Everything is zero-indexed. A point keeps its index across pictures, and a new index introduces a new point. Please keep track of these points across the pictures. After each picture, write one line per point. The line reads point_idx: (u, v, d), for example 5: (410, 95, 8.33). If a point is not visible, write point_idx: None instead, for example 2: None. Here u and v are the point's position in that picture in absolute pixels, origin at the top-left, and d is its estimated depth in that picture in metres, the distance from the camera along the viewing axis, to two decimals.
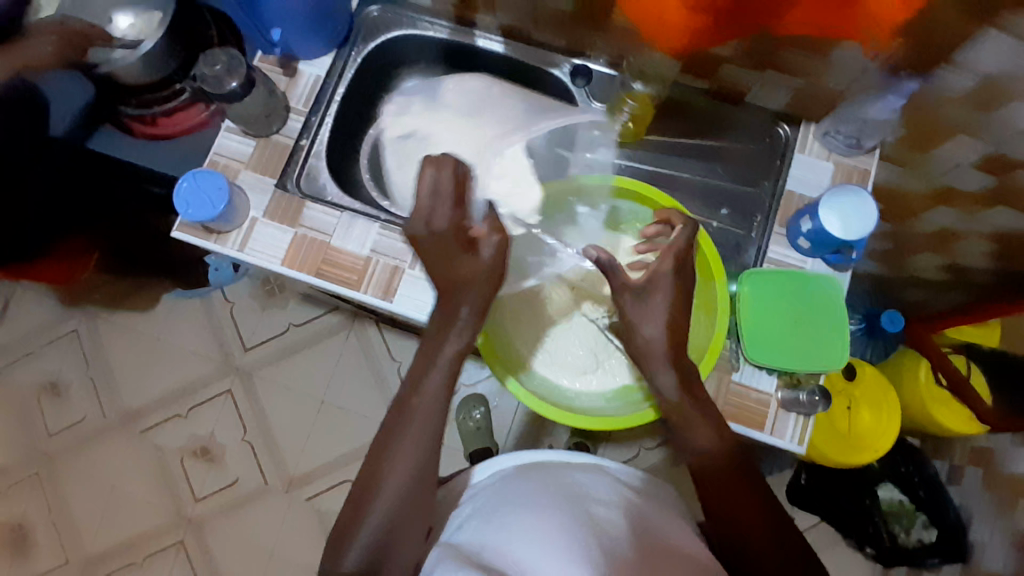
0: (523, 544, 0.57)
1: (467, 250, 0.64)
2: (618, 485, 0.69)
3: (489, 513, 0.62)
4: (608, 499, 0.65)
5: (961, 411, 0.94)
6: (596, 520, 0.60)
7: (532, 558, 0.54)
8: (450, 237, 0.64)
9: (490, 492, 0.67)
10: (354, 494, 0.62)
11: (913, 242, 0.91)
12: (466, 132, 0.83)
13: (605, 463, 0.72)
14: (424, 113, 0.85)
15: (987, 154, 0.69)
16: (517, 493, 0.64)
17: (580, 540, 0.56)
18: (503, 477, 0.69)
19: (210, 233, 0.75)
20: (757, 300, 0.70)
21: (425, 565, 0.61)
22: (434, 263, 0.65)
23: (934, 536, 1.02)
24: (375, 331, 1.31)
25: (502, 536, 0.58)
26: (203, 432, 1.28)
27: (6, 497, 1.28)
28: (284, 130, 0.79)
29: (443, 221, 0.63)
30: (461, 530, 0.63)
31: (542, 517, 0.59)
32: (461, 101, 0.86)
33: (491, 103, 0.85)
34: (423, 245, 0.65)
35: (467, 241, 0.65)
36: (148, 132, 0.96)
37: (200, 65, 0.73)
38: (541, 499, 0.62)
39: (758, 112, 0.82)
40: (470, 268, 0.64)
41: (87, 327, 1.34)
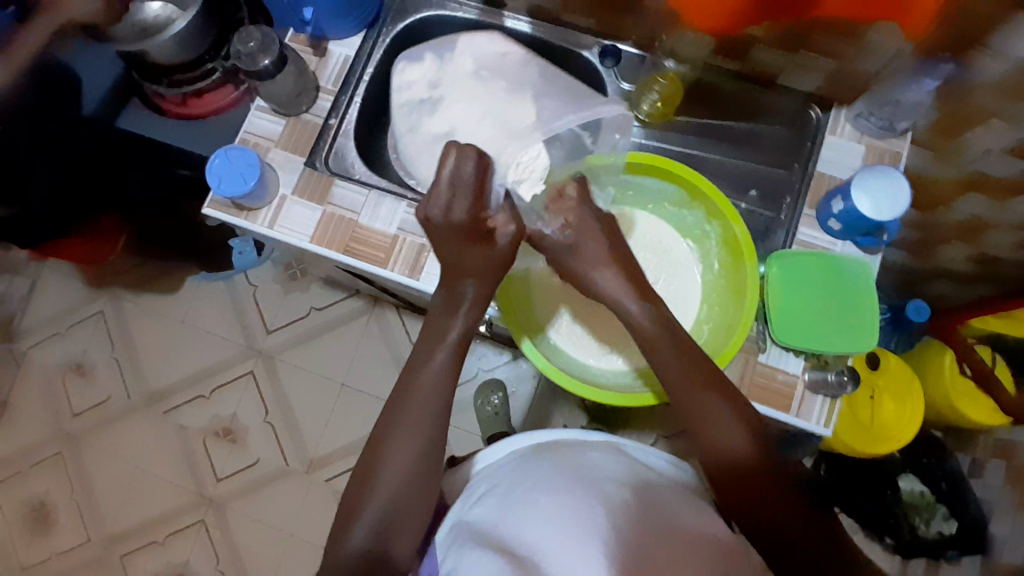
0: (536, 525, 0.56)
1: (481, 241, 0.64)
2: (632, 464, 0.68)
3: (501, 493, 0.63)
4: (621, 472, 0.64)
5: (985, 402, 0.93)
6: (607, 496, 0.59)
7: (543, 541, 0.54)
8: (465, 229, 0.63)
9: (504, 471, 0.67)
10: (362, 467, 0.63)
11: (941, 232, 0.89)
12: (483, 103, 0.78)
13: (622, 443, 0.72)
14: (439, 72, 0.81)
15: (1017, 141, 0.68)
16: (529, 472, 0.64)
17: (591, 519, 0.55)
18: (516, 455, 0.69)
19: (241, 210, 0.76)
20: (786, 282, 0.70)
21: (447, 545, 0.62)
22: (446, 250, 0.65)
23: (954, 528, 1.01)
24: (394, 315, 1.32)
25: (514, 517, 0.58)
26: (225, 414, 1.30)
27: (30, 474, 1.31)
28: (314, 109, 0.80)
29: (460, 212, 0.62)
30: (476, 510, 0.63)
31: (552, 496, 0.58)
32: (476, 67, 0.81)
33: (506, 75, 0.80)
34: (435, 231, 0.64)
35: (483, 232, 0.64)
36: (179, 112, 0.98)
37: (235, 42, 0.75)
38: (552, 477, 0.62)
39: (792, 94, 0.82)
40: (483, 257, 0.65)
41: (111, 309, 1.36)
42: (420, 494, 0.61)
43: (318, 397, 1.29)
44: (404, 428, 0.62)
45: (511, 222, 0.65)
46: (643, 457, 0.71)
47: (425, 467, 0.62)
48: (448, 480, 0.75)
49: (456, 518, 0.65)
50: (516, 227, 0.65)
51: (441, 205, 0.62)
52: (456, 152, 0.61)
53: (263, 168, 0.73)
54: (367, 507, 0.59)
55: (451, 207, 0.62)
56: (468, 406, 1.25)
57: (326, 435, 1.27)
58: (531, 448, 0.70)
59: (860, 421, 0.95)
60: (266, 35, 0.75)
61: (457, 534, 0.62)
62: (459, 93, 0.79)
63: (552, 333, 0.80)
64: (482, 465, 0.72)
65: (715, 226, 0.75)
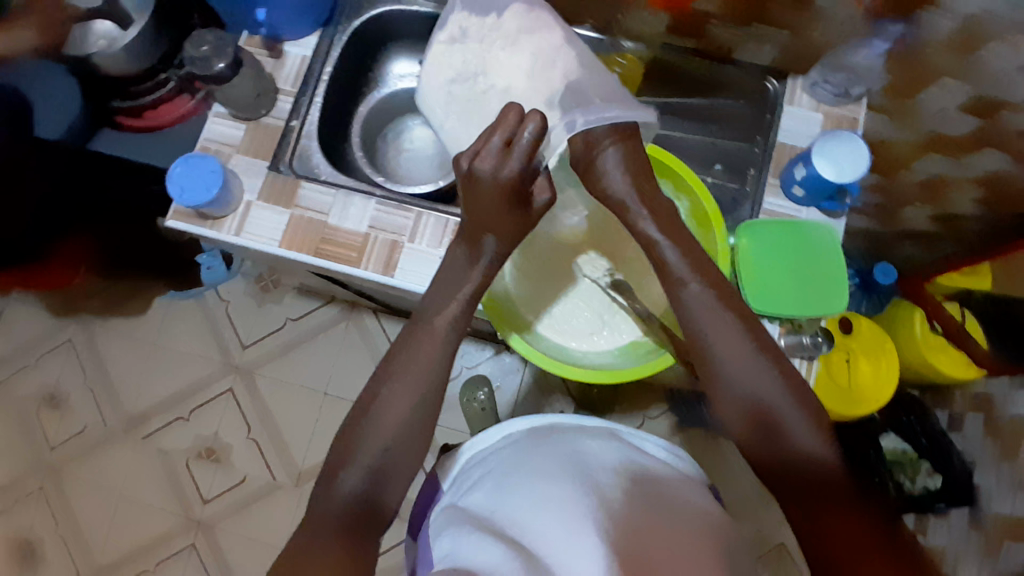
0: (530, 513, 0.56)
1: (520, 205, 0.64)
2: (628, 449, 0.68)
3: (496, 476, 0.63)
4: (616, 456, 0.65)
5: (959, 355, 0.95)
6: (603, 480, 0.59)
7: (537, 520, 0.54)
8: (509, 190, 0.61)
9: (498, 456, 0.67)
10: (344, 428, 0.63)
11: (903, 195, 0.92)
12: (527, 88, 0.68)
13: (618, 429, 0.73)
14: (482, 37, 0.71)
15: (973, 98, 0.71)
16: (526, 456, 0.64)
17: (586, 501, 0.56)
18: (510, 439, 0.70)
19: (206, 219, 0.75)
20: (757, 251, 0.71)
21: (439, 529, 0.62)
22: (478, 207, 0.63)
23: (938, 482, 1.02)
24: (372, 319, 1.31)
25: (509, 498, 0.58)
26: (208, 433, 1.28)
27: (11, 512, 1.27)
28: (273, 113, 0.79)
29: (508, 173, 0.60)
30: (469, 493, 0.63)
31: (548, 479, 0.59)
32: (526, 31, 0.70)
33: (563, 57, 0.68)
34: (476, 187, 0.62)
35: (524, 195, 0.64)
36: (137, 124, 0.97)
37: (187, 47, 0.74)
38: (548, 462, 0.62)
39: (748, 69, 0.83)
40: (509, 220, 0.64)
41: (82, 337, 1.33)
42: (414, 449, 0.62)
43: (302, 408, 1.27)
44: (388, 392, 0.62)
45: (546, 189, 0.67)
46: (638, 442, 0.71)
47: (420, 424, 0.62)
48: (439, 469, 0.76)
49: (450, 501, 0.65)
50: (550, 194, 0.67)
51: (490, 162, 0.61)
52: (518, 114, 0.60)
53: (226, 175, 0.72)
54: (358, 453, 0.60)
55: (500, 165, 0.60)
56: (456, 404, 1.24)
57: (314, 444, 1.26)
58: (527, 431, 0.71)
59: (837, 383, 0.97)
60: (219, 38, 0.74)
61: (449, 515, 0.62)
62: (510, 81, 0.69)
63: (535, 320, 0.80)
64: (477, 447, 0.73)
65: (683, 200, 0.76)
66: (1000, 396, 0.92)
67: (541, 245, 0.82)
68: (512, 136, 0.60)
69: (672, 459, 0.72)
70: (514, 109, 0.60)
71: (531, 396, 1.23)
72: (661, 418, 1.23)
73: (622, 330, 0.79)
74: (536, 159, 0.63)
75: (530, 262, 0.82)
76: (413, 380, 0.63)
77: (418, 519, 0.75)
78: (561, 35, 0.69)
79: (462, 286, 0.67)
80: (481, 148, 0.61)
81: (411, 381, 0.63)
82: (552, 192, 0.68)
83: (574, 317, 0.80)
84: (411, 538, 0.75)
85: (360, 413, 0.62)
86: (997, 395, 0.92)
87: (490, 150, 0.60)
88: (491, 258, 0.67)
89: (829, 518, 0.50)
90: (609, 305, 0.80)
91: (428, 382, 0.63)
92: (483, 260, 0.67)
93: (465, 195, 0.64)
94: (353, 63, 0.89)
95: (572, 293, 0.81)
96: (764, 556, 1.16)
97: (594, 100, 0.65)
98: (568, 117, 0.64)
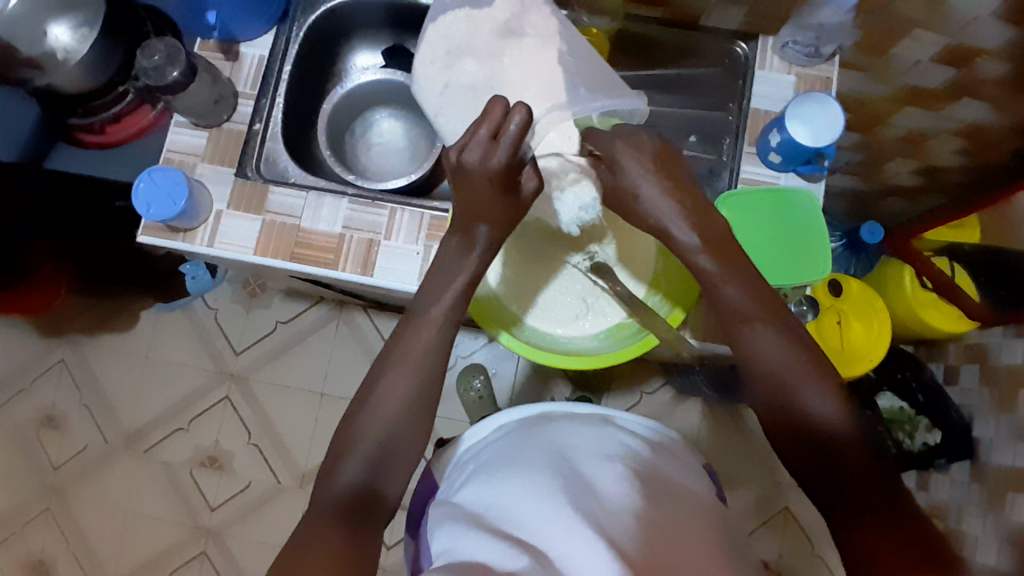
0: (522, 501, 0.55)
1: (510, 192, 0.62)
2: (621, 434, 0.67)
3: (488, 470, 0.63)
4: (608, 443, 0.64)
5: (952, 310, 0.94)
6: (595, 468, 0.59)
7: (529, 506, 0.54)
8: (498, 178, 0.60)
9: (491, 450, 0.67)
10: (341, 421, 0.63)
11: (885, 150, 0.91)
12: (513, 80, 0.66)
13: (611, 414, 0.73)
14: (481, 26, 0.68)
15: (945, 47, 0.72)
16: (518, 448, 0.64)
17: (578, 487, 0.55)
18: (503, 432, 0.70)
19: (177, 232, 0.74)
20: (738, 222, 0.70)
21: (435, 526, 0.62)
22: (472, 198, 0.62)
23: (937, 437, 1.02)
24: (363, 316, 1.30)
25: (502, 490, 0.58)
26: (208, 442, 1.28)
27: (21, 535, 1.27)
28: (235, 117, 0.78)
29: (496, 163, 0.59)
30: (463, 489, 0.63)
31: (540, 468, 0.58)
32: (519, 20, 0.68)
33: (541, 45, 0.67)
34: (468, 178, 0.61)
35: (515, 183, 0.62)
36: (98, 141, 0.95)
37: (140, 59, 0.72)
38: (540, 453, 0.62)
39: (715, 34, 0.81)
40: (493, 205, 0.63)
41: (74, 356, 1.32)
42: (414, 438, 0.61)
43: (300, 411, 1.27)
44: (382, 383, 0.62)
45: (535, 176, 0.64)
46: (632, 426, 0.71)
47: (418, 412, 0.62)
48: (437, 464, 0.76)
49: (445, 498, 0.65)
50: (538, 182, 0.64)
51: (478, 153, 0.59)
52: (504, 105, 0.58)
53: (192, 187, 0.71)
54: (356, 441, 0.59)
55: (488, 155, 0.58)
56: (454, 394, 1.24)
57: (315, 445, 1.26)
58: (518, 422, 0.71)
59: (830, 346, 0.97)
60: (171, 47, 0.72)
61: (444, 511, 0.62)
62: (493, 72, 0.67)
63: (522, 311, 0.79)
64: (470, 441, 0.73)
65: None
66: (994, 344, 0.92)
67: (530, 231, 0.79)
68: (499, 128, 0.58)
69: (666, 441, 0.72)
70: (500, 101, 0.58)
71: (528, 381, 1.23)
72: (658, 392, 1.22)
73: (608, 313, 0.78)
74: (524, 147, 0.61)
75: (515, 250, 0.80)
76: (408, 369, 0.62)
77: (417, 514, 0.75)
78: (548, 13, 0.69)
79: (447, 275, 0.66)
80: (468, 140, 0.59)
81: (407, 372, 0.62)
82: (540, 180, 0.65)
83: (558, 301, 0.79)
84: (411, 535, 0.75)
85: (357, 405, 0.62)
86: (992, 346, 0.93)
87: (477, 141, 0.58)
88: (485, 247, 0.66)
89: (823, 476, 0.52)
90: (592, 288, 0.79)
91: (422, 372, 0.62)
92: (467, 248, 0.66)
93: (457, 185, 0.63)
94: (310, 57, 0.88)
95: (556, 278, 0.80)
96: (768, 521, 1.17)
97: (580, 88, 0.65)
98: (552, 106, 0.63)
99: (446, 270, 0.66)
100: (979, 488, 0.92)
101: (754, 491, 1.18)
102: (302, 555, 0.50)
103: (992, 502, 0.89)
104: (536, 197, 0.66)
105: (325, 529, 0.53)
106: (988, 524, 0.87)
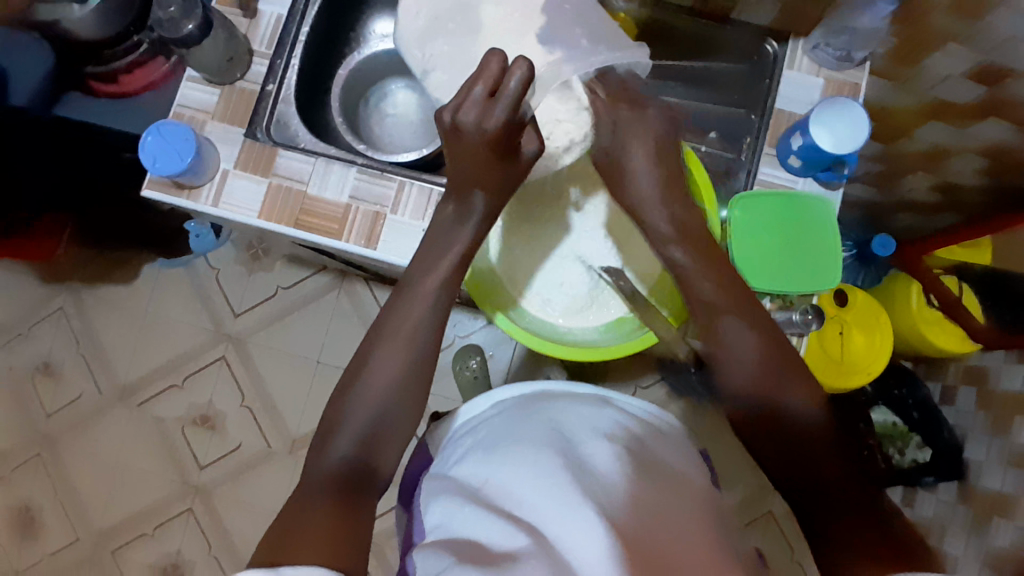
0: (519, 477, 0.55)
1: (503, 157, 0.61)
2: (618, 414, 0.67)
3: (485, 445, 0.62)
4: (605, 422, 0.64)
5: (955, 330, 0.93)
6: (590, 445, 0.58)
7: (526, 482, 0.53)
8: (493, 141, 0.58)
9: (488, 425, 0.67)
10: (337, 390, 0.62)
11: (905, 163, 0.89)
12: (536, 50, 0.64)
13: (612, 396, 0.72)
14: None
15: (977, 64, 0.70)
16: (514, 424, 0.64)
17: (573, 464, 0.55)
18: (500, 409, 0.69)
19: (181, 190, 0.73)
20: (749, 224, 0.68)
21: (429, 500, 0.61)
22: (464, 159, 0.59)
23: (927, 455, 1.02)
24: (365, 289, 1.29)
25: (497, 465, 0.58)
26: (202, 401, 1.28)
27: (11, 479, 1.28)
28: (249, 76, 0.76)
29: (492, 125, 0.56)
30: (458, 463, 0.63)
31: (534, 444, 0.58)
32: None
33: (573, 19, 0.63)
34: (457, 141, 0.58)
35: (510, 146, 0.60)
36: (113, 90, 0.94)
37: (154, 10, 0.71)
38: (536, 430, 0.61)
39: (745, 29, 0.79)
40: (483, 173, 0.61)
41: (72, 305, 1.31)
42: (408, 415, 0.61)
43: (295, 376, 1.27)
44: (379, 355, 0.61)
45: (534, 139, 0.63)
46: (631, 408, 0.71)
47: (412, 388, 0.61)
48: (431, 439, 0.76)
49: (439, 472, 0.65)
50: (539, 144, 0.63)
51: (474, 114, 0.56)
52: (502, 60, 0.55)
53: (200, 144, 0.70)
54: (351, 415, 0.59)
55: (484, 116, 0.56)
56: (448, 373, 1.24)
57: (306, 413, 1.26)
58: (516, 399, 0.70)
59: (830, 355, 0.96)
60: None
61: (440, 484, 0.62)
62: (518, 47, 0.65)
63: (523, 296, 0.79)
64: (467, 416, 0.73)
65: None
66: (995, 370, 0.92)
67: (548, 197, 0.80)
68: (497, 85, 0.56)
69: (664, 426, 0.72)
70: (497, 55, 0.55)
71: (525, 365, 1.23)
72: (654, 387, 1.22)
73: (611, 306, 0.78)
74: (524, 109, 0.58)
75: (527, 232, 0.80)
76: (407, 345, 0.61)
77: (408, 487, 0.75)
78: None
79: (448, 248, 0.65)
80: (464, 100, 0.56)
81: (403, 351, 0.61)
82: (542, 142, 0.63)
83: (560, 284, 0.78)
84: (402, 507, 0.75)
85: (352, 380, 0.62)
86: (992, 368, 0.92)
87: (472, 101, 0.56)
88: (480, 217, 0.65)
89: None
90: (598, 283, 0.78)
91: (418, 349, 0.62)
92: (469, 217, 0.65)
93: (448, 147, 0.61)
94: (327, 21, 0.86)
95: (561, 264, 0.79)
96: (752, 523, 1.17)
97: (580, 43, 0.62)
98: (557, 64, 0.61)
99: (451, 243, 0.65)
100: (964, 508, 0.92)
101: (739, 491, 1.19)
102: (291, 526, 0.50)
103: (976, 524, 0.89)
104: (535, 162, 0.64)
105: (312, 504, 0.53)
106: (970, 546, 0.88)
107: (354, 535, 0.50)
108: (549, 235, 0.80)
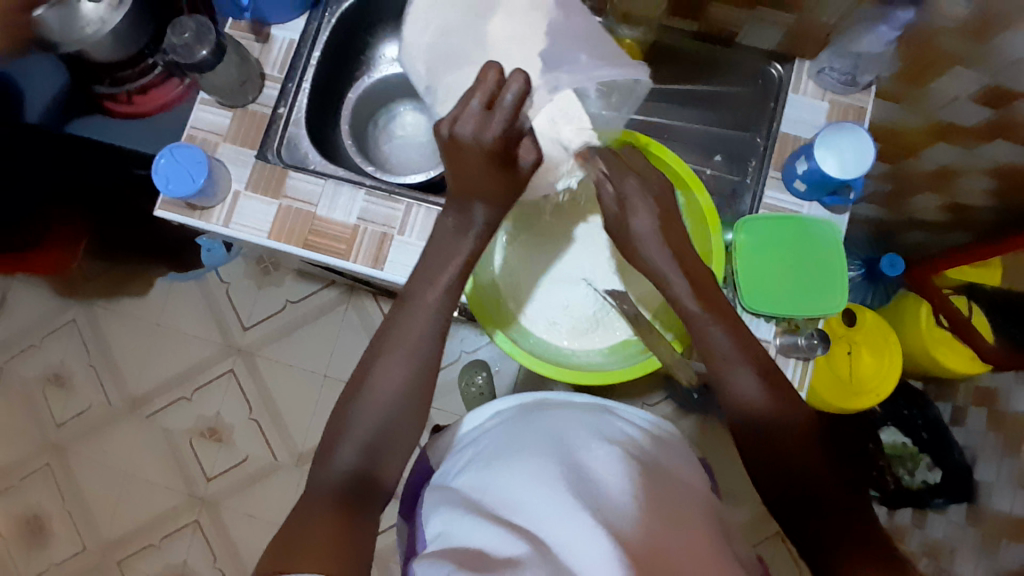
0: (521, 487, 0.54)
1: (505, 167, 0.58)
2: (622, 425, 0.67)
3: (485, 456, 0.63)
4: (609, 434, 0.64)
5: (964, 349, 0.92)
6: (594, 455, 0.58)
7: (528, 492, 0.53)
8: (493, 152, 0.56)
9: (490, 435, 0.67)
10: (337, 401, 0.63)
11: (914, 182, 0.89)
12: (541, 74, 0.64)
13: (612, 405, 0.73)
14: None
15: (984, 86, 0.70)
16: (517, 435, 0.64)
17: (576, 475, 0.55)
18: (500, 419, 0.70)
19: (194, 210, 0.74)
20: (755, 247, 0.69)
21: (430, 510, 0.61)
22: (465, 170, 0.58)
23: (938, 476, 1.00)
24: (373, 302, 1.30)
25: (501, 476, 0.58)
26: (210, 413, 1.29)
27: (20, 487, 1.29)
28: (261, 99, 0.78)
29: (490, 136, 0.55)
30: (459, 474, 0.63)
31: (538, 455, 0.58)
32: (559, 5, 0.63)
33: (579, 39, 0.63)
34: (460, 152, 0.57)
35: (510, 156, 0.58)
36: (125, 110, 0.96)
37: (169, 35, 0.71)
38: (536, 440, 0.61)
39: (751, 52, 0.80)
40: (502, 182, 0.60)
41: (85, 317, 1.33)
42: (412, 427, 0.61)
43: (302, 389, 1.28)
44: (380, 365, 0.62)
45: (532, 149, 0.60)
46: (634, 419, 0.71)
47: (414, 400, 0.61)
48: (432, 449, 0.76)
49: (441, 483, 0.65)
50: (536, 155, 0.59)
51: (471, 126, 0.55)
52: (499, 73, 0.54)
53: (212, 163, 0.71)
54: (355, 425, 0.60)
55: (481, 129, 0.54)
56: (454, 388, 1.24)
57: (313, 426, 1.26)
58: (517, 409, 0.71)
59: (839, 376, 0.95)
60: (201, 24, 0.71)
61: (442, 494, 0.61)
62: None
63: (525, 315, 0.79)
64: (468, 428, 0.73)
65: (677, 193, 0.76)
66: (1005, 389, 0.91)
67: (548, 216, 0.81)
68: (493, 98, 0.54)
69: (668, 436, 0.72)
70: (494, 68, 0.54)
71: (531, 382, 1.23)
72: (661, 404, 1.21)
73: (616, 328, 0.78)
74: (521, 119, 0.57)
75: (523, 258, 0.81)
76: (411, 356, 0.62)
77: (410, 497, 0.75)
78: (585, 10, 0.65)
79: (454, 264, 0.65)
80: (460, 112, 0.55)
81: (407, 365, 0.62)
82: (539, 153, 0.60)
83: (564, 308, 0.79)
84: (403, 518, 0.75)
85: (356, 391, 0.62)
86: (1003, 387, 0.91)
87: (469, 113, 0.54)
88: (481, 227, 0.63)
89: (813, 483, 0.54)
90: (603, 307, 0.79)
91: (424, 364, 0.62)
92: (469, 229, 0.63)
93: (449, 159, 0.59)
94: (340, 44, 0.87)
95: (563, 287, 0.80)
96: (758, 543, 1.16)
97: (580, 58, 0.62)
98: (554, 79, 0.61)
99: (452, 255, 0.64)
100: (974, 530, 0.91)
101: (746, 510, 1.18)
102: (293, 535, 0.50)
103: (986, 544, 0.87)
104: (533, 174, 0.61)
105: (316, 513, 0.53)
106: (980, 567, 0.86)
107: (357, 547, 0.51)
108: (552, 257, 0.81)
